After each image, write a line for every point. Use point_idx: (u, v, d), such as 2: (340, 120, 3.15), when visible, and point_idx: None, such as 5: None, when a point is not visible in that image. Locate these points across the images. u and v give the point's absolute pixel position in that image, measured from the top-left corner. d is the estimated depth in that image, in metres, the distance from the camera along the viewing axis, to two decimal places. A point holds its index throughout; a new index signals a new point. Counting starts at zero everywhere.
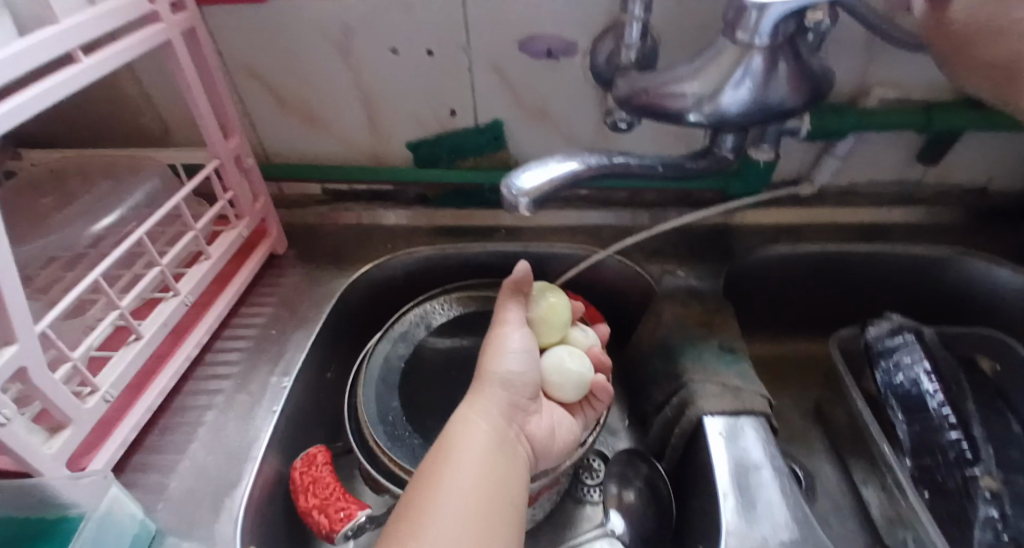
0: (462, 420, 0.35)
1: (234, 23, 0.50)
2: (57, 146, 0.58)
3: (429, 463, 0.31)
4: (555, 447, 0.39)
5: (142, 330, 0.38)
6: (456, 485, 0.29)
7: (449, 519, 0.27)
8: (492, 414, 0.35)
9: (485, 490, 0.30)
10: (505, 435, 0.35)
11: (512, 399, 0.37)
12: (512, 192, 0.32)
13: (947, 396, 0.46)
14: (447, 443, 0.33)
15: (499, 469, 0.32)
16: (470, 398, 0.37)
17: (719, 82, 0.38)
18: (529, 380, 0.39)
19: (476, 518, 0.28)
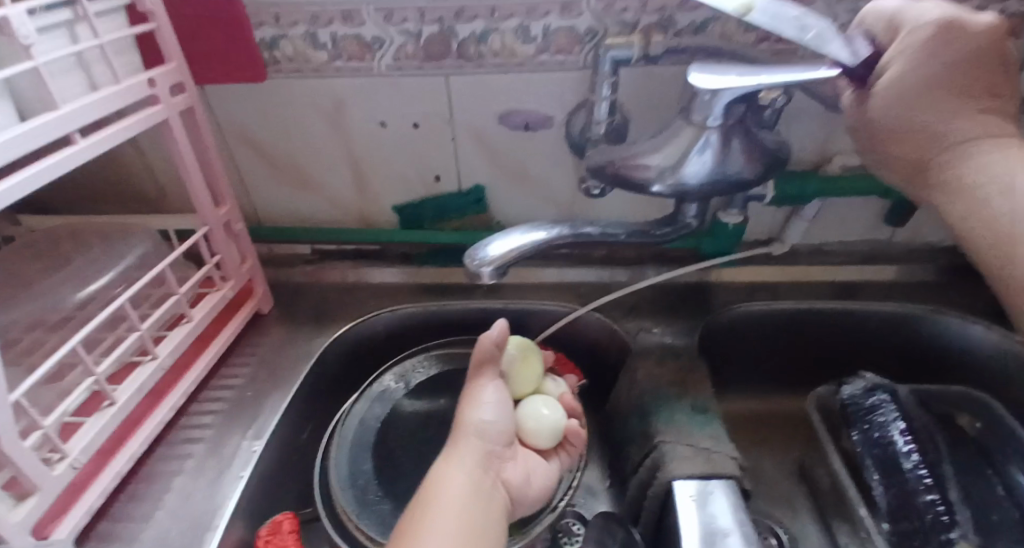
0: (435, 485, 0.34)
1: (232, 96, 0.53)
2: (56, 208, 0.60)
3: (405, 524, 0.31)
4: (531, 492, 0.38)
5: (117, 395, 0.39)
6: (432, 542, 0.29)
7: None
8: (468, 466, 0.35)
9: (461, 543, 0.29)
10: (481, 487, 0.34)
11: (487, 448, 0.37)
12: (475, 261, 0.34)
13: (921, 456, 0.47)
14: (423, 502, 0.32)
15: (474, 524, 0.32)
16: (445, 456, 0.36)
17: (680, 157, 0.41)
18: (505, 430, 0.39)
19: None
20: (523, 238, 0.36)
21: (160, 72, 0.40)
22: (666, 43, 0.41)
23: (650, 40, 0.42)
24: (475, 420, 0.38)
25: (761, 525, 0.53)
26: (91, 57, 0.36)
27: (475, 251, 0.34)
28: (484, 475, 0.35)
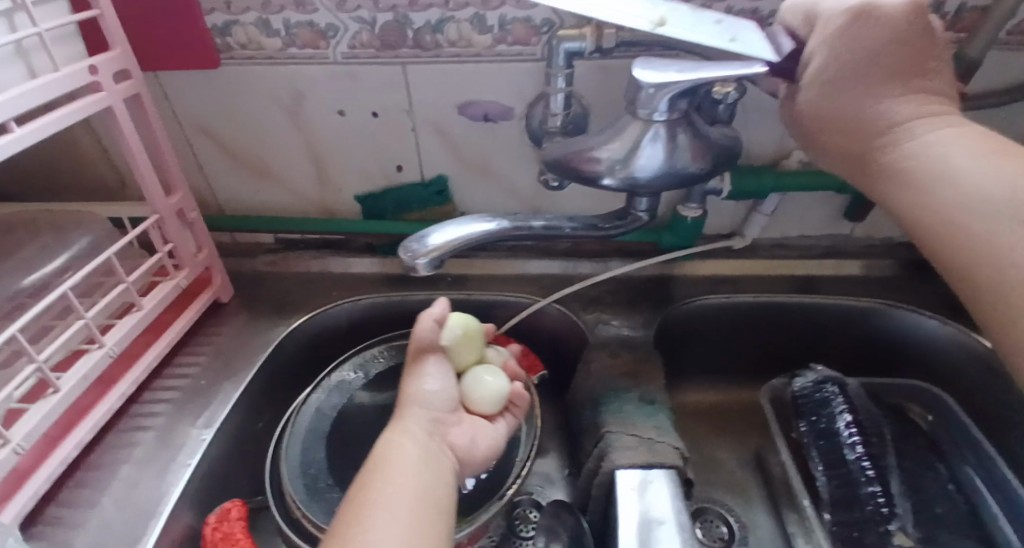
0: (381, 463, 0.32)
1: (185, 82, 0.52)
2: (10, 196, 0.60)
3: (356, 493, 0.30)
4: (477, 454, 0.38)
5: (62, 383, 0.39)
6: (387, 505, 0.29)
7: (386, 535, 0.27)
8: (418, 435, 0.35)
9: (414, 504, 0.30)
10: (432, 453, 0.34)
11: (432, 417, 0.37)
12: (410, 254, 0.33)
13: (864, 448, 0.48)
14: (375, 468, 0.32)
15: (427, 483, 0.32)
16: (391, 432, 0.35)
17: (629, 151, 0.41)
18: (449, 396, 0.39)
19: (410, 531, 0.28)
20: (461, 231, 0.35)
21: (103, 59, 0.40)
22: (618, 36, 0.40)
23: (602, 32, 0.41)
24: (418, 391, 0.38)
25: (711, 514, 0.55)
26: (29, 45, 0.35)
27: (412, 240, 0.34)
28: (432, 442, 0.35)
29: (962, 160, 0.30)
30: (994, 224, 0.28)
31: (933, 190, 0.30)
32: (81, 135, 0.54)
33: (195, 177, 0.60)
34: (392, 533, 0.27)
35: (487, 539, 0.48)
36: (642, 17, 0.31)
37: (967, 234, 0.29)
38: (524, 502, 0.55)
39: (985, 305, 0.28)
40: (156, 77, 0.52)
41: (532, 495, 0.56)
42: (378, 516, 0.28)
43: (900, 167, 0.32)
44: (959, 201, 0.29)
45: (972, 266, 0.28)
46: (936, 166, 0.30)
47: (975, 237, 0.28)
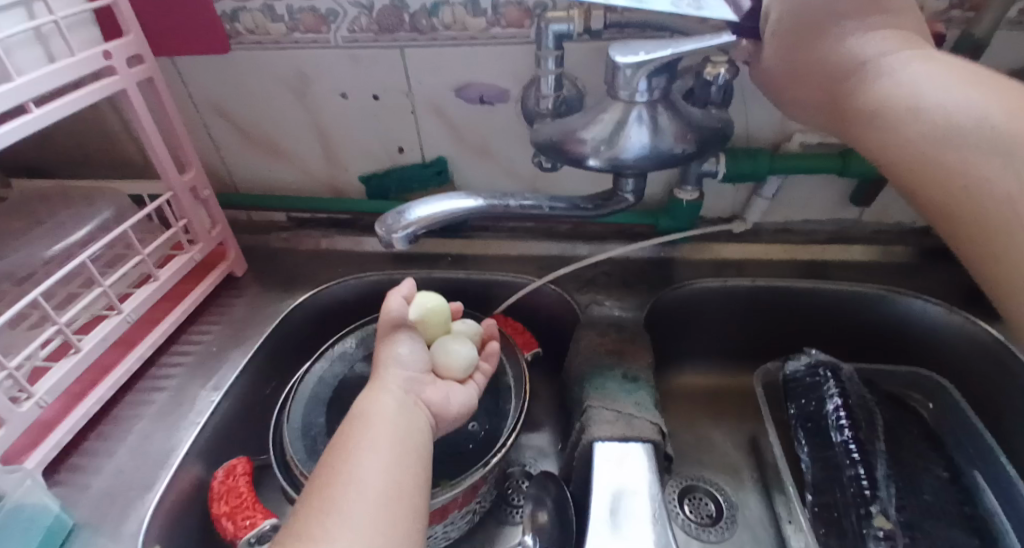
0: (361, 414, 0.35)
1: (200, 67, 0.55)
2: (50, 174, 0.65)
3: (342, 437, 0.33)
4: (450, 413, 0.41)
5: (83, 344, 0.43)
6: (372, 446, 0.32)
7: (369, 475, 0.30)
8: (396, 390, 0.38)
9: (395, 447, 0.33)
10: (408, 407, 0.37)
11: (408, 376, 0.40)
12: (386, 230, 0.35)
13: (852, 432, 0.47)
14: (360, 415, 0.35)
15: (406, 429, 0.35)
16: (369, 386, 0.38)
17: (613, 131, 0.41)
18: (421, 358, 0.42)
19: (391, 470, 0.31)
20: (440, 207, 0.37)
21: (116, 45, 0.43)
22: (607, 18, 0.41)
23: (590, 14, 0.41)
24: (393, 352, 0.41)
25: (698, 492, 0.55)
26: (47, 32, 0.39)
27: (394, 211, 0.36)
28: (408, 398, 0.38)
29: (934, 91, 0.31)
30: (970, 154, 0.29)
31: (906, 124, 0.32)
32: (108, 117, 0.58)
33: (213, 158, 0.64)
34: (375, 472, 0.30)
35: (476, 505, 0.49)
36: None
37: (944, 166, 0.30)
38: (516, 473, 0.57)
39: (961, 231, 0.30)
40: (173, 63, 0.55)
41: (524, 466, 0.57)
42: (363, 456, 0.31)
43: (870, 106, 0.33)
44: (938, 134, 0.30)
45: (949, 192, 0.30)
46: (910, 100, 0.31)
47: (950, 167, 0.30)
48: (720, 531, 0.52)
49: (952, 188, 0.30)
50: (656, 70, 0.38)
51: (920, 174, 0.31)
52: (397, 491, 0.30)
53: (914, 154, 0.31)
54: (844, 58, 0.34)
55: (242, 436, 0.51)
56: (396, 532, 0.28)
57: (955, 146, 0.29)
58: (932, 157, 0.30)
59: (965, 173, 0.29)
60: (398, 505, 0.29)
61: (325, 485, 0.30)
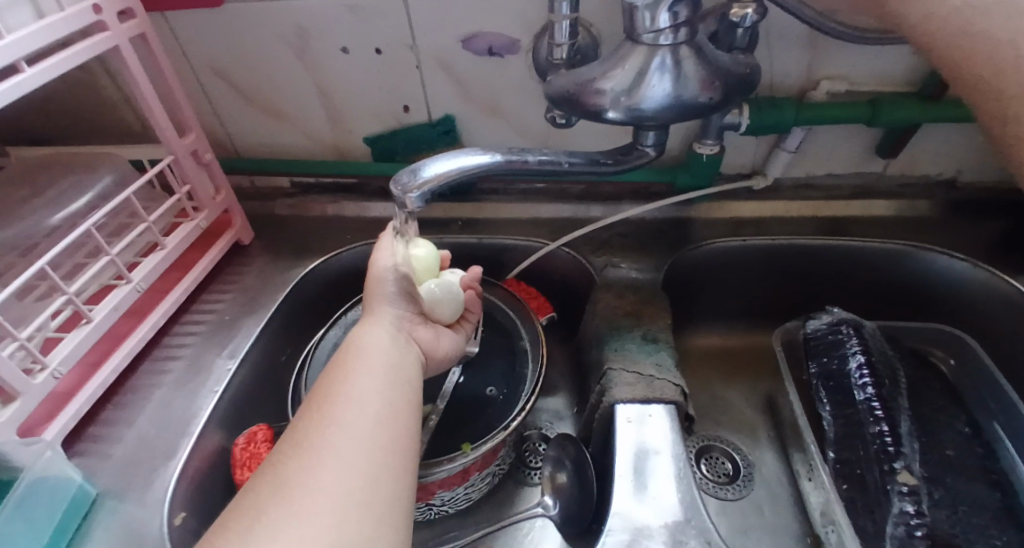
0: (357, 342, 0.36)
1: (192, 22, 0.53)
2: (44, 142, 0.63)
3: (337, 365, 0.34)
4: (439, 353, 0.42)
5: (93, 314, 0.42)
6: (366, 370, 0.33)
7: (366, 394, 0.31)
8: (388, 325, 0.38)
9: (390, 374, 0.33)
10: (402, 343, 0.38)
11: (398, 313, 0.41)
12: (401, 189, 0.34)
13: (876, 389, 0.46)
14: (353, 347, 0.35)
15: (399, 359, 0.35)
16: (364, 319, 0.39)
17: (636, 79, 0.39)
18: (415, 302, 0.42)
19: (388, 396, 0.31)
20: (452, 164, 0.35)
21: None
22: None
23: None
24: (383, 292, 0.41)
25: (715, 451, 0.55)
26: None
27: (403, 175, 0.34)
28: (400, 334, 0.39)
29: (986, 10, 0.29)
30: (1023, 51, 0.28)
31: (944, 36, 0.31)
32: (100, 80, 0.56)
33: (212, 121, 0.62)
34: (371, 394, 0.31)
35: (496, 468, 0.49)
36: None
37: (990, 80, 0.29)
38: (533, 436, 0.57)
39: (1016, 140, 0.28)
40: (164, 19, 0.52)
41: (541, 429, 0.58)
42: (360, 379, 0.32)
43: None
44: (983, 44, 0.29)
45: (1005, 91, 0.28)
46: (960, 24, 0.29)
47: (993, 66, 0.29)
48: (738, 488, 0.52)
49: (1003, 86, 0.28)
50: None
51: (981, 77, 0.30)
52: (393, 411, 0.30)
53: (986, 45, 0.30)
54: None
55: (260, 404, 0.51)
56: (396, 445, 0.29)
57: (999, 42, 0.28)
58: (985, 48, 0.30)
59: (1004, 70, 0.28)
60: (395, 425, 0.30)
61: (324, 403, 0.30)
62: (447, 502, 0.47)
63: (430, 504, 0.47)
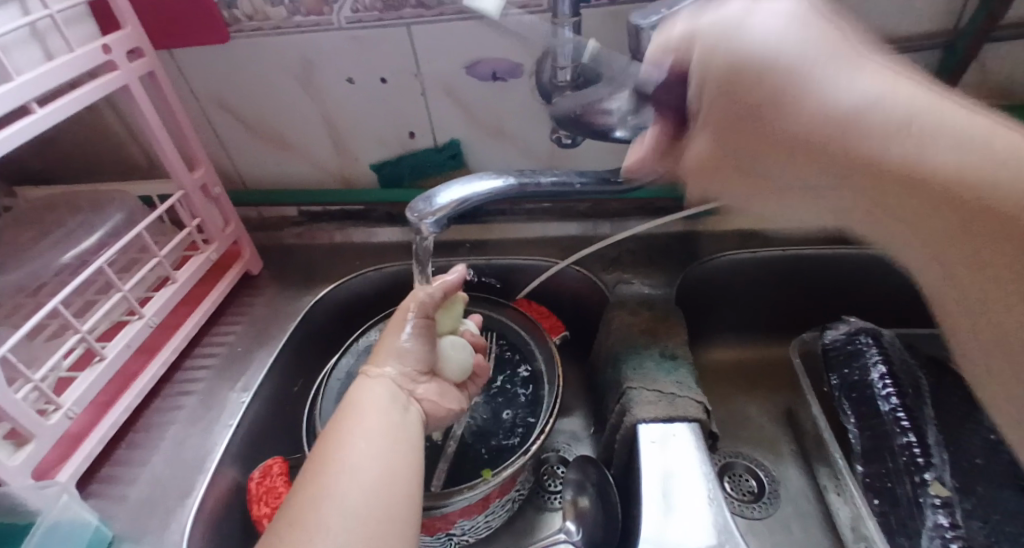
0: (356, 399, 0.35)
1: (200, 60, 0.53)
2: (52, 181, 0.63)
3: (334, 427, 0.33)
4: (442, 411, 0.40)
5: (106, 351, 0.42)
6: (363, 431, 0.32)
7: (361, 460, 0.30)
8: (388, 379, 0.38)
9: (388, 436, 0.33)
10: (401, 397, 0.37)
11: (402, 369, 0.39)
12: (418, 214, 0.35)
13: (899, 400, 0.47)
14: (350, 406, 0.35)
15: (399, 422, 0.34)
16: (365, 374, 0.38)
17: (642, 97, 0.39)
18: (422, 356, 0.40)
19: (386, 458, 0.31)
20: (467, 189, 0.36)
21: (115, 37, 0.42)
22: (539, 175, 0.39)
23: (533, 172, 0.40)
24: (394, 342, 0.40)
25: (738, 469, 0.54)
26: (43, 27, 0.37)
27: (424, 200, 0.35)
28: (400, 392, 0.37)
29: None
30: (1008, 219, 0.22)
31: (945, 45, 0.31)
32: (108, 118, 0.56)
33: (219, 155, 0.62)
34: (368, 458, 0.30)
35: (516, 493, 0.48)
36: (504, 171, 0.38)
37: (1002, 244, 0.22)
38: (551, 458, 0.56)
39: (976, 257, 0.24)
40: (172, 57, 0.53)
41: (559, 451, 0.56)
42: (357, 442, 0.31)
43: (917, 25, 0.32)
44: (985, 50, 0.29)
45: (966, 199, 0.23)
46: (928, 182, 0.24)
47: (948, 175, 0.23)
48: (764, 506, 0.51)
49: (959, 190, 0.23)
50: None
51: (874, 173, 0.25)
52: (391, 476, 0.30)
53: (828, 143, 0.25)
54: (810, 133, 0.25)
55: (274, 437, 0.50)
56: (392, 514, 0.29)
57: None
58: (851, 143, 0.25)
59: (975, 171, 0.23)
60: (393, 491, 0.30)
61: (320, 471, 0.30)
62: (468, 532, 0.46)
63: (450, 534, 0.45)
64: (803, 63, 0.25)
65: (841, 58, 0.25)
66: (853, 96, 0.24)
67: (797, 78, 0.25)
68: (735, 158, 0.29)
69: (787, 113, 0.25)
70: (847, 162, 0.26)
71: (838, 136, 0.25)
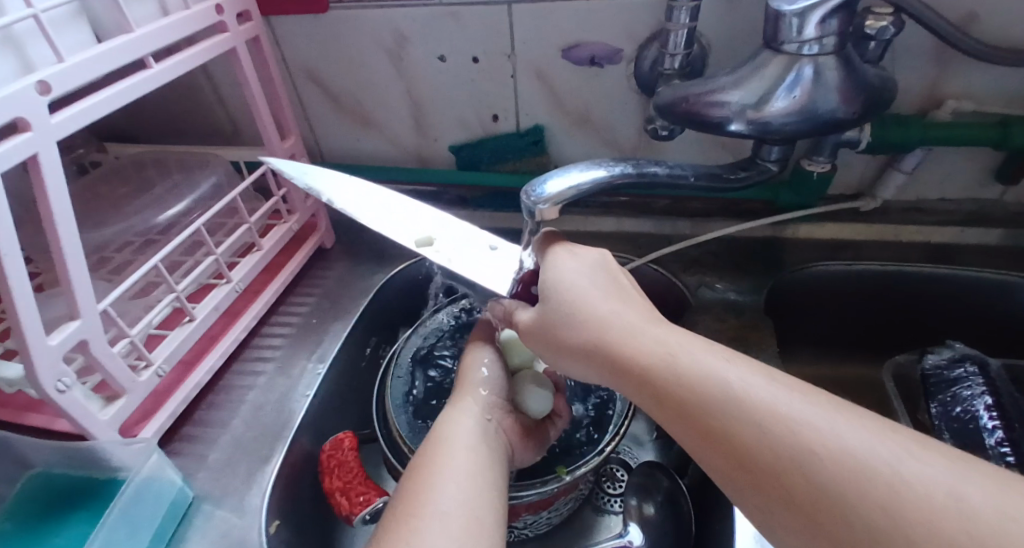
0: (445, 426, 0.35)
1: (295, 28, 0.53)
2: (139, 140, 0.65)
3: (424, 453, 0.33)
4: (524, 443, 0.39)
5: (196, 313, 0.42)
6: (453, 464, 0.31)
7: (452, 494, 0.29)
8: (478, 412, 0.37)
9: (473, 472, 0.31)
10: (487, 429, 0.36)
11: (490, 400, 0.39)
12: (532, 198, 0.33)
13: (1006, 434, 0.43)
14: (440, 434, 0.34)
15: (486, 458, 0.33)
16: (453, 403, 0.38)
17: (766, 90, 0.36)
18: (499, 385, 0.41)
19: (472, 499, 0.29)
20: (583, 175, 0.34)
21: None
22: (560, 196, 0.34)
23: (561, 192, 0.33)
24: (476, 373, 0.41)
25: None
26: None
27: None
28: (489, 422, 0.37)
29: None
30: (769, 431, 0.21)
31: None
32: (201, 82, 0.57)
33: (301, 126, 0.62)
34: (456, 501, 0.29)
35: (578, 492, 0.47)
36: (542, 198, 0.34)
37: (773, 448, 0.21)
38: (612, 460, 0.54)
39: (792, 495, 0.20)
40: (269, 23, 0.53)
41: (620, 454, 0.55)
42: (444, 480, 0.30)
43: None
44: None
45: (733, 438, 0.22)
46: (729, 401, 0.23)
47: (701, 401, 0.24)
48: None
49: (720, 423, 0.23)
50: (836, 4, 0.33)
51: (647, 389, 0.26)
52: (478, 521, 0.28)
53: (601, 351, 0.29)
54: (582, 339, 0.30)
55: (344, 412, 0.50)
56: None
57: None
58: (625, 359, 0.27)
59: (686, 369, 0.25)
60: (481, 532, 0.27)
61: (410, 509, 0.28)
62: (529, 526, 0.45)
63: (513, 527, 0.44)
64: (589, 292, 0.31)
65: (620, 297, 0.31)
66: (622, 321, 0.29)
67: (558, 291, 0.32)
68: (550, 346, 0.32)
69: (573, 317, 0.31)
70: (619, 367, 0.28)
71: (611, 348, 0.28)
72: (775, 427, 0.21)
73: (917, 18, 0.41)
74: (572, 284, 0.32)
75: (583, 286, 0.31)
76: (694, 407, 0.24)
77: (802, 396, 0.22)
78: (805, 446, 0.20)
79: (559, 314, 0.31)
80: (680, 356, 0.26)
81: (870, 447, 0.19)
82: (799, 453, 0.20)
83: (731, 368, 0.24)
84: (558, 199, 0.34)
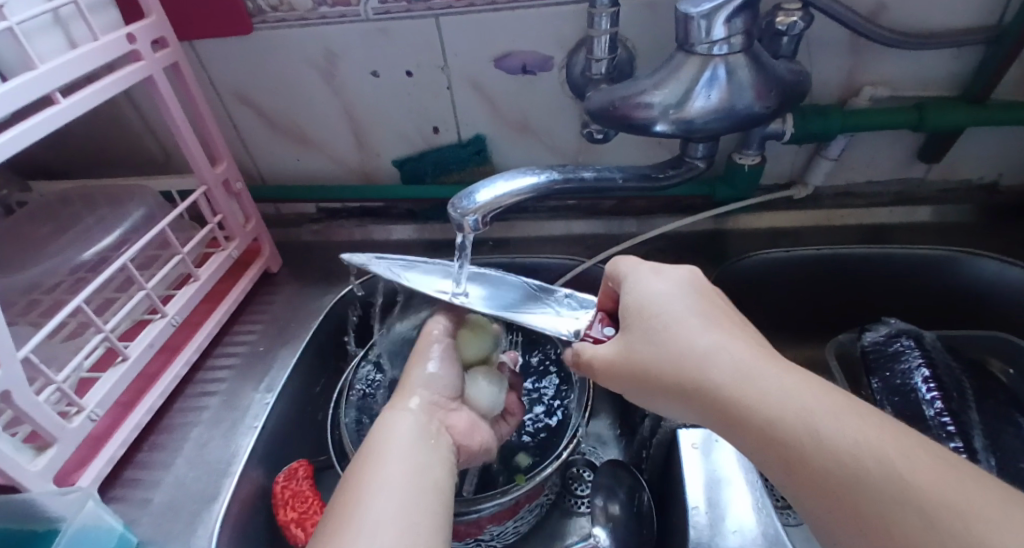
0: (382, 429, 0.35)
1: (222, 51, 0.52)
2: (66, 175, 0.62)
3: (360, 461, 0.32)
4: (475, 441, 0.39)
5: (129, 351, 0.41)
6: (388, 473, 0.31)
7: (385, 504, 0.28)
8: (416, 412, 0.37)
9: (408, 477, 0.31)
10: (428, 433, 0.35)
11: (432, 397, 0.39)
12: (460, 210, 0.33)
13: (945, 404, 0.45)
14: (377, 440, 0.34)
15: (424, 460, 0.33)
16: (393, 405, 0.38)
17: (685, 91, 0.37)
18: (449, 381, 0.40)
19: (406, 507, 0.29)
20: (511, 184, 0.35)
21: (138, 27, 0.40)
22: (491, 207, 0.34)
23: (492, 201, 0.34)
24: (421, 371, 0.40)
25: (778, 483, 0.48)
26: (65, 14, 0.35)
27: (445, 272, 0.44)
28: (431, 422, 0.37)
29: None
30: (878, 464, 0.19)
31: None
32: (125, 110, 0.55)
33: (238, 149, 0.61)
34: (389, 510, 0.28)
35: (543, 498, 0.47)
36: (474, 208, 0.33)
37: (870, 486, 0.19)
38: (577, 461, 0.54)
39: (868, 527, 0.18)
40: (193, 48, 0.52)
41: (585, 455, 0.55)
42: (378, 488, 0.29)
43: None
44: None
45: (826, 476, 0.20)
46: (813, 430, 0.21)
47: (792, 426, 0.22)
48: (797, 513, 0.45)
49: (801, 449, 0.21)
50: (739, 4, 0.34)
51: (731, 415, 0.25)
52: (413, 526, 0.28)
53: (676, 375, 0.28)
54: (666, 367, 0.28)
55: (298, 440, 0.49)
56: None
57: None
58: (704, 382, 0.26)
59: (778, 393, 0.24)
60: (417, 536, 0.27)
61: (340, 523, 0.27)
62: (496, 537, 0.45)
63: (479, 540, 0.44)
64: (668, 314, 0.30)
65: (706, 318, 0.30)
66: (705, 344, 0.28)
67: (648, 318, 0.31)
68: (633, 377, 0.31)
69: (654, 340, 0.30)
70: (694, 392, 0.27)
71: (690, 376, 0.27)
72: (839, 452, 0.20)
73: (824, 12, 0.42)
74: (656, 313, 0.31)
75: (660, 312, 0.31)
76: (766, 430, 0.23)
77: (894, 435, 0.20)
78: (888, 473, 0.18)
79: (640, 340, 0.31)
80: (779, 386, 0.24)
81: (925, 481, 0.18)
82: (877, 480, 0.19)
83: (831, 398, 0.22)
84: (488, 212, 0.34)
